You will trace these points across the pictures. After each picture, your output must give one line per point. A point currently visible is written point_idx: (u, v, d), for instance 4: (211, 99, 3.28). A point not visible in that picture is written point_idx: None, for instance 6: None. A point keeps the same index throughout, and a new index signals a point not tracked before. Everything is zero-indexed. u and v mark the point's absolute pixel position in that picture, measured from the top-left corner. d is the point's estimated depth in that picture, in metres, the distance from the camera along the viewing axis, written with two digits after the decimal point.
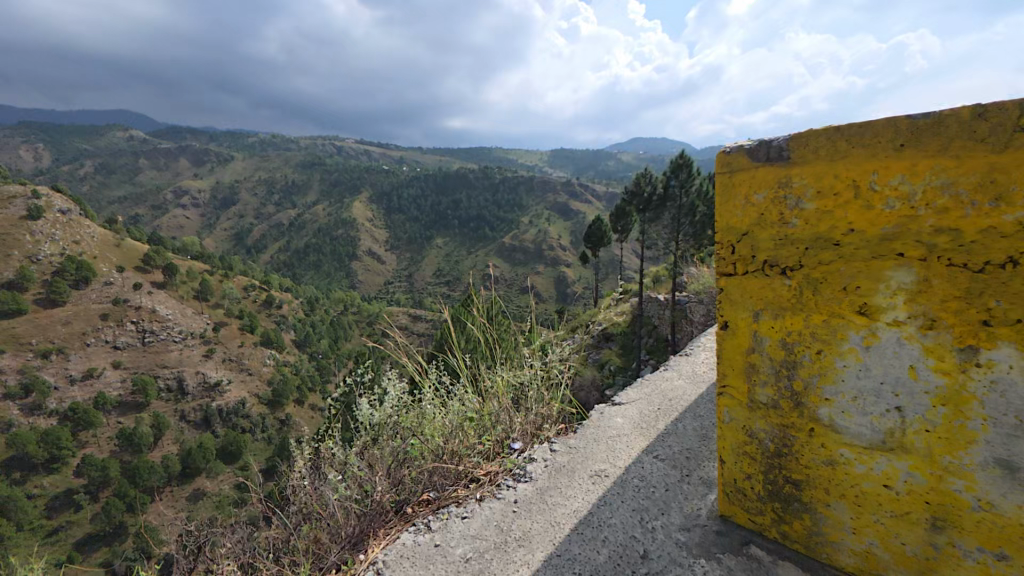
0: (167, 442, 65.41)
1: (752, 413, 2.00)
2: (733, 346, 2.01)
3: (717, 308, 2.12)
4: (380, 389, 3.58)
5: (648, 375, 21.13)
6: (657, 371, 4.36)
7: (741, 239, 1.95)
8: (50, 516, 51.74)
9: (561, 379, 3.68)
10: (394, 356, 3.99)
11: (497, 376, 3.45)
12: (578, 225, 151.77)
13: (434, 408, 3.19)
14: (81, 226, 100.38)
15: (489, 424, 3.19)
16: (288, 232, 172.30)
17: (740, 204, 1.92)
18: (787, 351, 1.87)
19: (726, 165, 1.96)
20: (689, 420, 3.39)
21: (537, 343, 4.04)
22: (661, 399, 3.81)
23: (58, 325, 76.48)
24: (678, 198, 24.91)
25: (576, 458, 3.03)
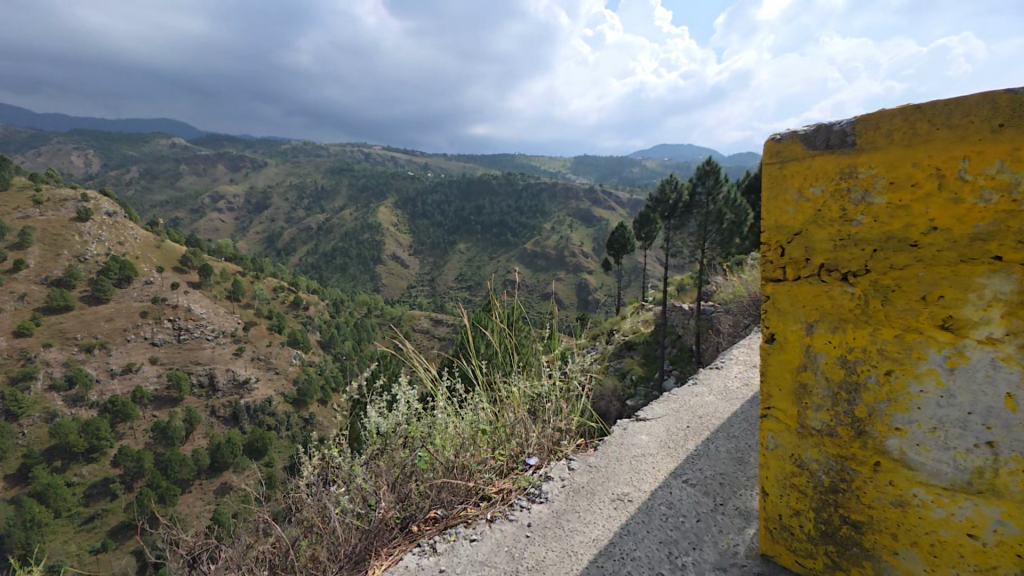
0: (197, 436, 67.58)
1: (803, 438, 1.75)
2: (779, 361, 1.79)
3: (759, 316, 1.89)
4: (390, 395, 3.41)
5: (669, 386, 20.71)
6: (686, 386, 4.05)
7: (796, 240, 1.73)
8: (88, 504, 54.09)
9: (580, 392, 3.43)
10: (408, 360, 3.82)
11: (512, 386, 3.23)
12: (600, 233, 151.08)
13: (448, 419, 3.00)
14: (124, 228, 105.24)
15: (503, 438, 3.00)
16: (316, 236, 176.27)
17: (793, 199, 1.71)
18: (846, 370, 1.62)
19: (773, 151, 1.76)
20: (721, 441, 3.12)
21: (557, 352, 3.82)
22: (691, 417, 3.52)
23: (102, 321, 80.41)
24: (705, 205, 23.68)
25: (597, 478, 2.81)
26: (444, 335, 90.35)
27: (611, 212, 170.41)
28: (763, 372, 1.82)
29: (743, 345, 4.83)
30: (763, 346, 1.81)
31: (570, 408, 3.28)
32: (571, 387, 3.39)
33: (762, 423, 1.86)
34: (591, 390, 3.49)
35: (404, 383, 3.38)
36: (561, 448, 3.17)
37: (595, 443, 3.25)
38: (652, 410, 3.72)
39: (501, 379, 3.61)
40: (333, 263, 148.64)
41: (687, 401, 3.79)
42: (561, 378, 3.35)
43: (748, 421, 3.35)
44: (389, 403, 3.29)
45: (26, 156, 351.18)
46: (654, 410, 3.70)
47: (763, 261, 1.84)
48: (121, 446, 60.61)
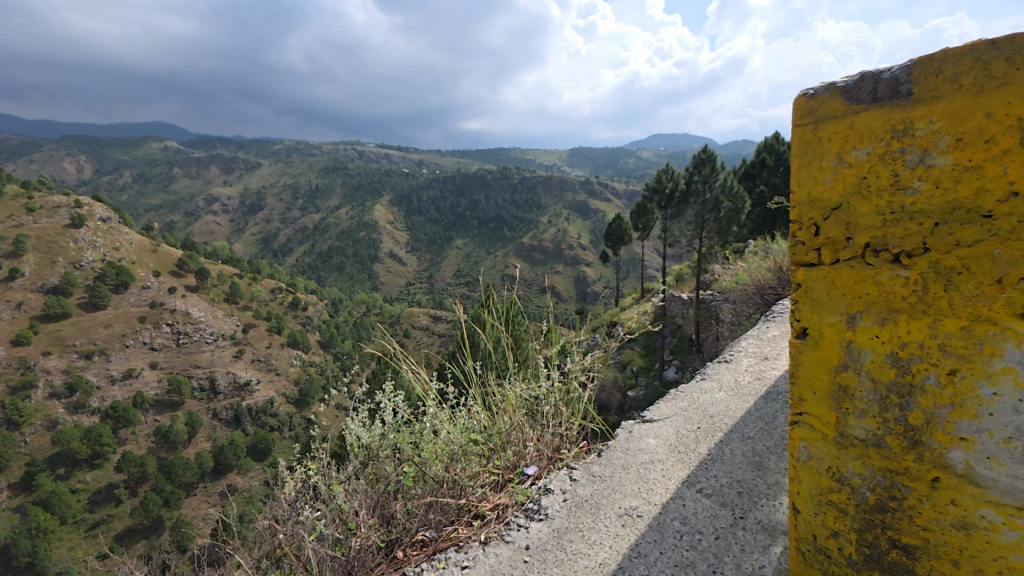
0: (201, 438, 67.54)
1: (844, 447, 1.55)
2: (817, 360, 1.58)
3: (790, 304, 1.69)
4: (375, 402, 3.16)
5: (669, 375, 20.85)
6: (694, 382, 3.83)
7: (832, 216, 1.53)
8: (93, 510, 54.11)
9: (582, 393, 3.16)
10: (396, 362, 3.53)
11: (506, 387, 2.91)
12: (597, 224, 151.73)
13: (443, 424, 2.76)
14: (120, 234, 104.92)
15: (505, 439, 2.77)
16: (313, 236, 176.59)
17: (823, 171, 1.53)
18: (898, 371, 1.41)
19: (801, 105, 1.58)
20: (736, 443, 2.89)
21: (555, 349, 3.56)
22: (701, 417, 3.29)
23: (100, 328, 80.24)
24: (701, 194, 23.43)
25: (601, 490, 2.59)
26: (443, 331, 90.72)
27: (608, 203, 170.20)
28: (793, 376, 1.64)
29: (752, 337, 4.56)
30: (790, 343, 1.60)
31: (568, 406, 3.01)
32: (569, 387, 3.10)
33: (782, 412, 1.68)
34: (595, 390, 3.19)
35: (389, 385, 3.11)
36: (559, 457, 2.95)
37: (600, 450, 3.03)
38: (661, 409, 3.48)
39: (499, 381, 3.35)
40: (331, 262, 148.62)
41: (697, 398, 3.57)
42: (559, 378, 3.04)
43: (768, 419, 3.09)
44: (374, 412, 3.02)
45: (19, 164, 350.56)
46: (663, 409, 3.48)
47: (793, 249, 1.65)
48: (124, 451, 60.60)
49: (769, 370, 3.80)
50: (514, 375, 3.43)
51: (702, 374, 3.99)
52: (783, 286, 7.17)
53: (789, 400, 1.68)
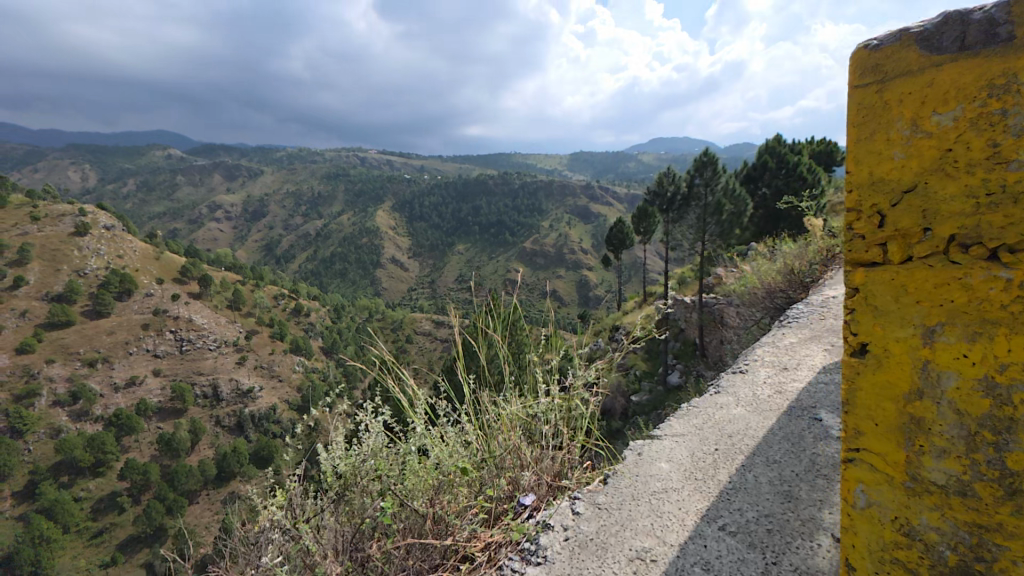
0: (203, 446, 67.15)
1: (919, 493, 1.36)
2: (886, 382, 1.42)
3: (841, 319, 1.54)
4: (361, 420, 2.89)
5: (673, 380, 20.67)
6: (705, 396, 3.56)
7: (900, 208, 1.39)
8: (96, 518, 53.85)
9: (586, 409, 2.88)
10: (387, 373, 3.25)
11: (503, 402, 2.65)
12: (599, 228, 151.62)
13: (435, 444, 2.54)
14: (123, 241, 105.16)
15: (510, 461, 2.50)
16: (315, 242, 176.72)
17: (893, 148, 1.37)
18: (995, 402, 1.23)
19: (862, 65, 1.45)
20: (759, 469, 2.61)
21: (557, 361, 3.27)
22: (718, 436, 3.01)
23: (104, 335, 80.34)
24: (703, 197, 23.16)
25: (608, 526, 2.33)
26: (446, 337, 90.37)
27: (609, 207, 169.59)
28: (856, 396, 1.49)
29: (765, 344, 4.28)
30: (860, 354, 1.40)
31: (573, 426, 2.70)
32: (574, 403, 2.78)
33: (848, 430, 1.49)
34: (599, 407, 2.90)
35: (376, 401, 2.85)
36: (565, 484, 2.67)
37: (607, 475, 2.77)
38: (671, 427, 3.20)
39: (493, 398, 3.06)
40: (333, 269, 148.26)
41: (710, 414, 3.29)
42: (560, 394, 2.76)
43: (790, 439, 2.82)
44: (356, 432, 2.73)
45: (22, 173, 351.45)
46: (674, 427, 3.19)
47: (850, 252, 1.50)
48: (127, 459, 60.36)
49: (789, 382, 3.51)
50: (512, 390, 3.14)
51: (716, 387, 3.70)
52: (793, 290, 6.84)
53: (849, 413, 1.52)
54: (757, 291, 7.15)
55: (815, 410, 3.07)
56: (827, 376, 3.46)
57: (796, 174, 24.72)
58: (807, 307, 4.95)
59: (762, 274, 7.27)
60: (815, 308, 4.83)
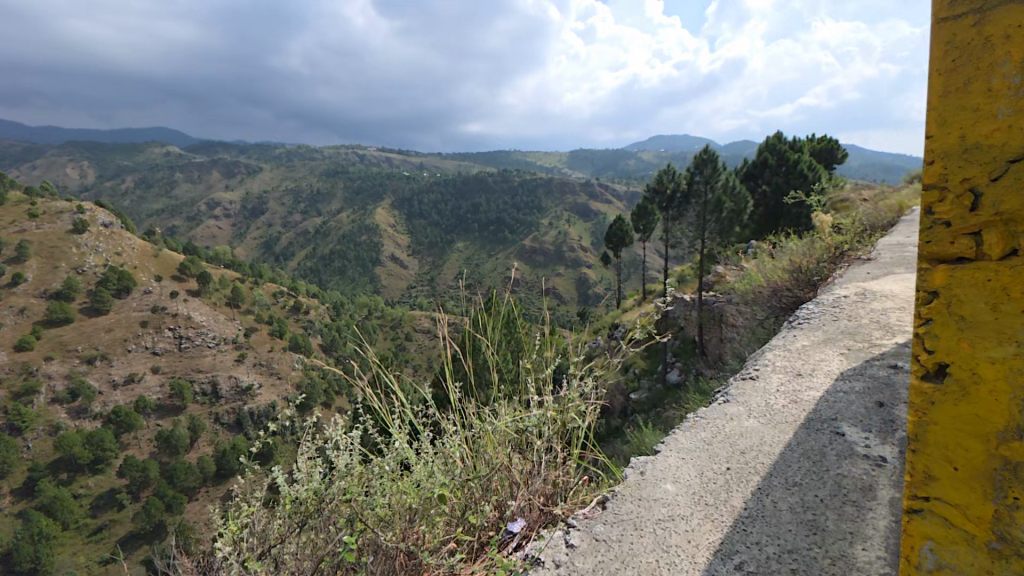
0: (202, 443, 66.35)
1: (991, 554, 1.18)
2: (975, 411, 1.22)
3: (903, 338, 1.37)
4: (337, 435, 2.67)
5: (673, 378, 20.65)
6: (716, 405, 3.32)
7: (995, 198, 1.19)
8: (96, 515, 53.76)
9: (586, 421, 2.64)
10: (368, 385, 3.02)
11: (493, 417, 2.42)
12: (598, 226, 151.97)
13: (428, 455, 2.38)
14: (121, 238, 105.01)
15: (502, 482, 2.28)
16: (314, 239, 177.16)
17: (993, 110, 1.16)
18: None
19: (956, 0, 1.23)
20: (780, 494, 2.35)
21: (550, 368, 3.00)
22: (731, 451, 2.76)
23: (102, 332, 80.21)
24: (703, 195, 22.74)
25: (606, 565, 2.08)
26: None
27: (608, 206, 170.28)
28: (915, 410, 1.32)
29: (774, 347, 4.03)
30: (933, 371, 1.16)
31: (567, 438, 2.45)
32: (570, 414, 2.53)
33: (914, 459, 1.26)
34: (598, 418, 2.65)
35: (352, 419, 2.66)
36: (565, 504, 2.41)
37: (608, 499, 2.52)
38: (678, 443, 2.94)
39: (482, 409, 2.83)
40: (332, 266, 148.03)
41: (719, 426, 3.04)
42: (554, 408, 2.48)
43: (810, 457, 2.58)
44: (327, 452, 2.49)
45: (20, 170, 351.17)
46: (680, 440, 2.95)
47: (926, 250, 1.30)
48: (126, 456, 60.19)
49: (804, 391, 3.26)
50: (505, 399, 2.91)
51: (722, 395, 3.47)
52: (800, 289, 6.53)
53: (928, 440, 1.31)
54: (761, 290, 6.74)
55: (837, 422, 2.82)
56: (846, 384, 3.21)
57: (796, 171, 24.38)
58: (817, 307, 4.69)
59: (767, 272, 6.87)
60: (825, 309, 4.59)
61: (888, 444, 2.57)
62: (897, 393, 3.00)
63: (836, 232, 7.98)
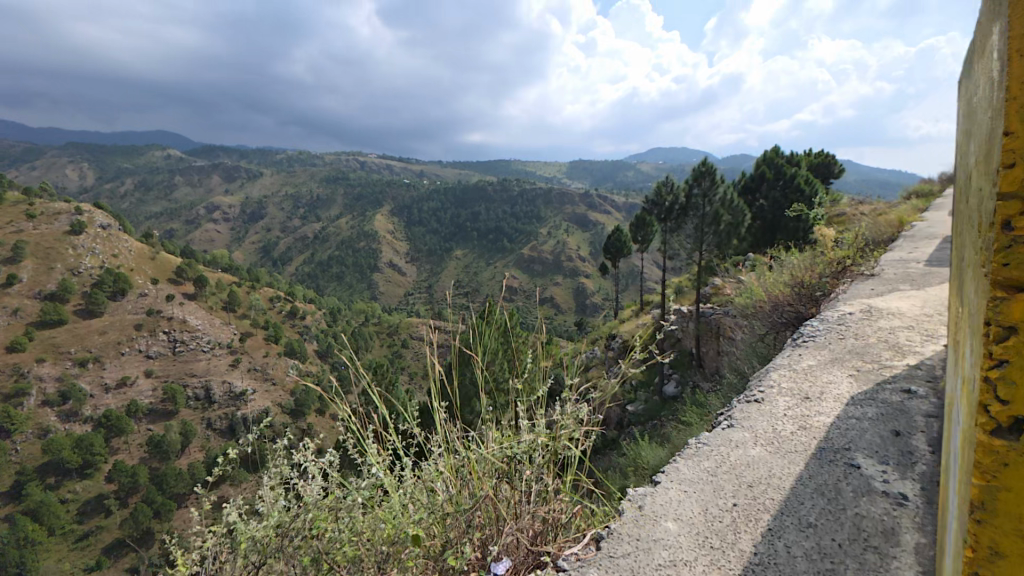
0: (194, 449, 64.89)
1: None
2: None
3: (951, 373, 1.21)
4: (307, 463, 2.53)
5: (669, 390, 20.43)
6: (717, 430, 3.14)
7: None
8: (82, 521, 52.58)
9: (577, 448, 2.45)
10: (344, 410, 2.84)
11: (479, 445, 2.26)
12: (597, 237, 152.14)
13: (415, 486, 2.26)
14: (119, 240, 104.73)
15: (486, 516, 2.11)
16: (313, 244, 176.84)
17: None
18: None
19: None
20: (789, 537, 2.17)
21: (543, 391, 2.82)
22: (730, 483, 2.61)
23: (96, 335, 79.58)
24: (701, 207, 22.94)
25: None
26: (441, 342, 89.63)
27: (607, 216, 170.74)
28: (978, 463, 1.13)
29: (778, 366, 3.85)
30: (1001, 430, 1.00)
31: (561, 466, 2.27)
32: (562, 443, 2.37)
33: (971, 521, 1.09)
34: (594, 443, 2.46)
35: (328, 448, 2.53)
36: (559, 535, 2.20)
37: (604, 538, 2.32)
38: (678, 471, 2.77)
39: (467, 434, 2.67)
40: (330, 272, 147.24)
41: (724, 454, 2.86)
42: (543, 434, 2.32)
43: (824, 495, 2.40)
44: (298, 480, 2.40)
45: (20, 171, 351.32)
46: (681, 469, 2.79)
47: (985, 285, 1.13)
48: (116, 461, 59.20)
49: (814, 416, 3.07)
50: (492, 420, 2.78)
51: (725, 419, 3.29)
52: (803, 304, 6.32)
53: (979, 501, 1.13)
54: (763, 304, 6.48)
55: (850, 453, 2.65)
56: (857, 410, 3.04)
57: (794, 184, 24.33)
58: (822, 324, 4.52)
59: (768, 285, 6.62)
60: (831, 326, 4.41)
61: (908, 478, 2.39)
62: (914, 418, 2.82)
63: (838, 245, 7.86)
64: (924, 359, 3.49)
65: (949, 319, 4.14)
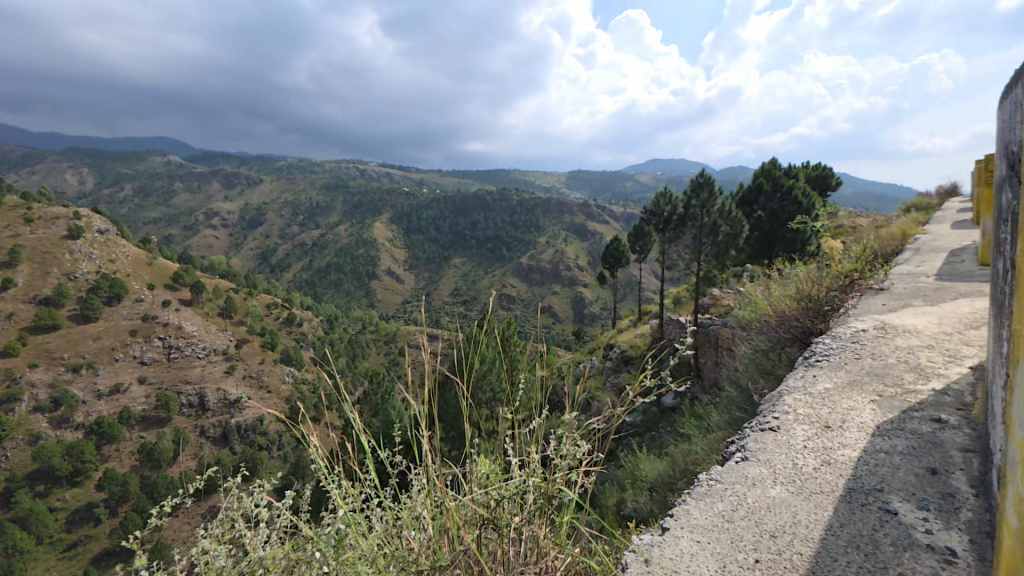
0: (186, 458, 63.91)
1: None
2: None
3: None
4: (268, 506, 2.21)
5: (667, 402, 19.42)
6: (730, 464, 2.88)
7: None
8: (71, 530, 51.30)
9: (578, 486, 2.13)
10: (309, 441, 2.47)
11: (467, 488, 1.99)
12: (595, 247, 152.47)
13: (392, 532, 2.01)
14: (116, 246, 104.41)
15: (466, 569, 1.83)
16: (311, 251, 176.52)
17: None
18: None
19: None
20: None
21: (540, 420, 2.53)
22: (749, 530, 2.32)
23: (90, 341, 78.87)
24: (699, 218, 23.55)
25: None
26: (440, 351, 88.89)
27: (605, 227, 171.76)
28: None
29: (793, 390, 3.58)
30: None
31: (562, 516, 1.95)
32: (557, 485, 2.09)
33: None
34: (595, 483, 2.16)
35: (291, 493, 2.19)
36: None
37: None
38: (689, 517, 2.48)
39: (455, 467, 2.35)
40: (328, 279, 146.66)
41: (743, 495, 2.58)
42: (538, 473, 2.02)
43: (860, 548, 2.12)
44: (254, 519, 2.13)
45: (19, 175, 352.24)
46: (691, 514, 2.50)
47: None
48: (107, 468, 58.09)
49: (836, 449, 2.81)
50: (480, 452, 2.47)
51: (739, 451, 3.03)
52: (810, 320, 6.08)
53: None
54: (768, 319, 6.16)
55: (884, 497, 2.38)
56: (884, 443, 2.79)
57: (791, 197, 23.85)
58: (834, 341, 4.28)
59: (774, 299, 6.31)
60: (845, 345, 4.16)
61: (955, 529, 2.11)
62: (949, 454, 2.57)
63: (842, 258, 7.63)
64: (951, 384, 3.24)
65: (969, 339, 3.91)
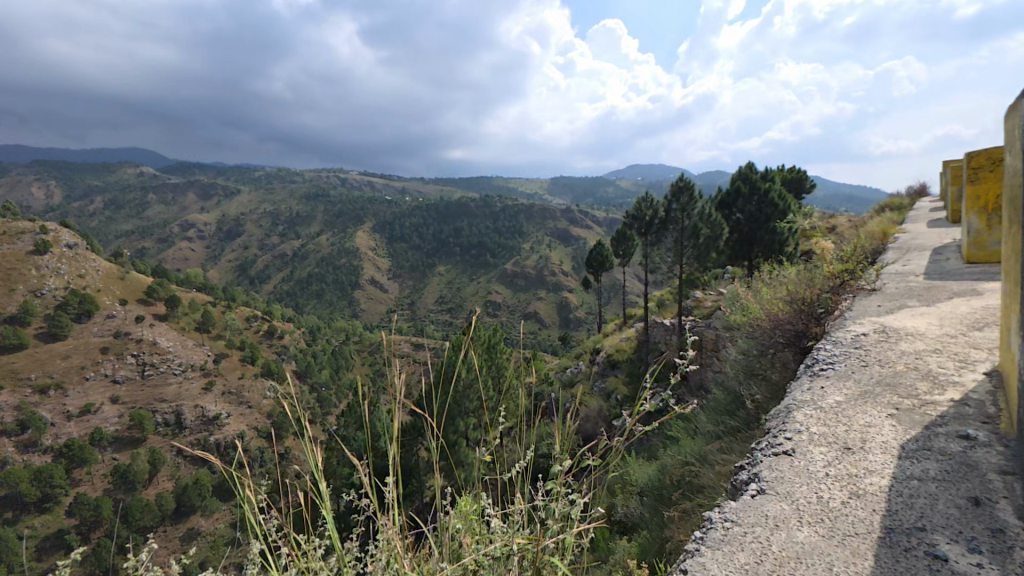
0: (163, 478, 61.20)
1: None
2: None
3: None
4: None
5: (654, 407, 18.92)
6: (740, 499, 2.63)
7: None
8: (41, 559, 48.17)
9: (583, 540, 1.80)
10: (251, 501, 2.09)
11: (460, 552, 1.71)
12: (578, 252, 154.06)
13: None
14: (86, 260, 101.08)
15: None
16: (292, 262, 173.68)
17: None
18: None
19: None
20: None
21: (532, 462, 2.15)
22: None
23: (58, 360, 75.60)
24: (680, 221, 24.29)
25: None
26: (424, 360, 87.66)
27: (587, 231, 173.77)
28: None
29: (801, 405, 3.34)
30: None
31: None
32: (552, 544, 1.86)
33: None
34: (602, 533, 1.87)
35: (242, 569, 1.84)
36: None
37: None
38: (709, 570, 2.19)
39: (438, 518, 2.02)
40: (309, 289, 143.98)
41: (765, 540, 2.29)
42: (530, 540, 1.74)
43: None
44: None
45: None
46: (710, 566, 2.20)
47: None
48: (79, 493, 54.94)
49: (861, 477, 2.59)
50: (459, 501, 2.13)
51: (754, 482, 2.74)
52: (804, 322, 5.82)
53: None
54: (761, 322, 5.92)
55: (927, 538, 2.13)
56: (915, 466, 2.57)
57: (768, 199, 22.89)
58: (836, 347, 4.05)
59: (765, 301, 6.15)
60: (848, 350, 3.95)
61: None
62: (987, 479, 2.38)
63: (831, 256, 7.51)
64: (970, 393, 3.07)
65: (976, 343, 3.73)
